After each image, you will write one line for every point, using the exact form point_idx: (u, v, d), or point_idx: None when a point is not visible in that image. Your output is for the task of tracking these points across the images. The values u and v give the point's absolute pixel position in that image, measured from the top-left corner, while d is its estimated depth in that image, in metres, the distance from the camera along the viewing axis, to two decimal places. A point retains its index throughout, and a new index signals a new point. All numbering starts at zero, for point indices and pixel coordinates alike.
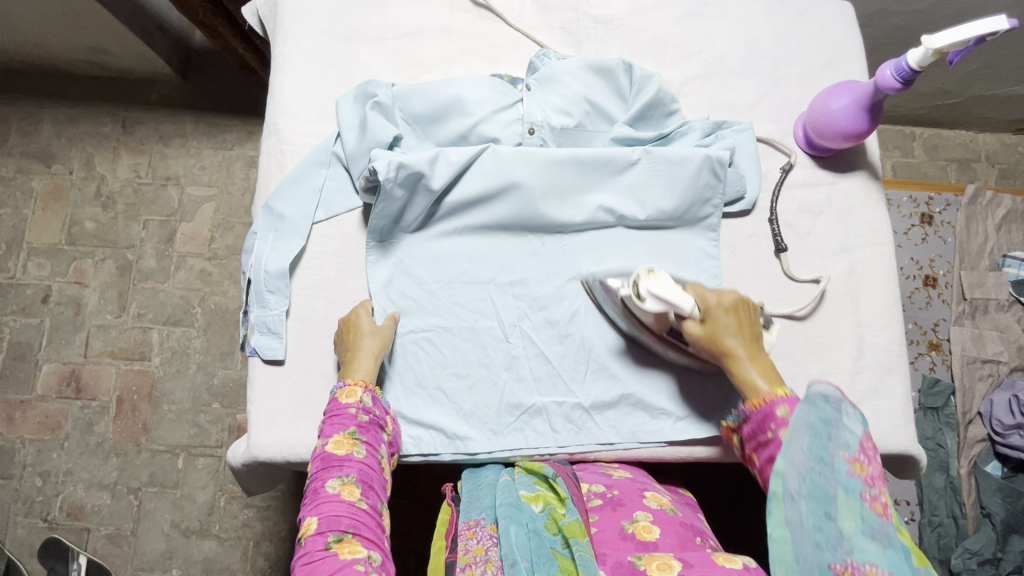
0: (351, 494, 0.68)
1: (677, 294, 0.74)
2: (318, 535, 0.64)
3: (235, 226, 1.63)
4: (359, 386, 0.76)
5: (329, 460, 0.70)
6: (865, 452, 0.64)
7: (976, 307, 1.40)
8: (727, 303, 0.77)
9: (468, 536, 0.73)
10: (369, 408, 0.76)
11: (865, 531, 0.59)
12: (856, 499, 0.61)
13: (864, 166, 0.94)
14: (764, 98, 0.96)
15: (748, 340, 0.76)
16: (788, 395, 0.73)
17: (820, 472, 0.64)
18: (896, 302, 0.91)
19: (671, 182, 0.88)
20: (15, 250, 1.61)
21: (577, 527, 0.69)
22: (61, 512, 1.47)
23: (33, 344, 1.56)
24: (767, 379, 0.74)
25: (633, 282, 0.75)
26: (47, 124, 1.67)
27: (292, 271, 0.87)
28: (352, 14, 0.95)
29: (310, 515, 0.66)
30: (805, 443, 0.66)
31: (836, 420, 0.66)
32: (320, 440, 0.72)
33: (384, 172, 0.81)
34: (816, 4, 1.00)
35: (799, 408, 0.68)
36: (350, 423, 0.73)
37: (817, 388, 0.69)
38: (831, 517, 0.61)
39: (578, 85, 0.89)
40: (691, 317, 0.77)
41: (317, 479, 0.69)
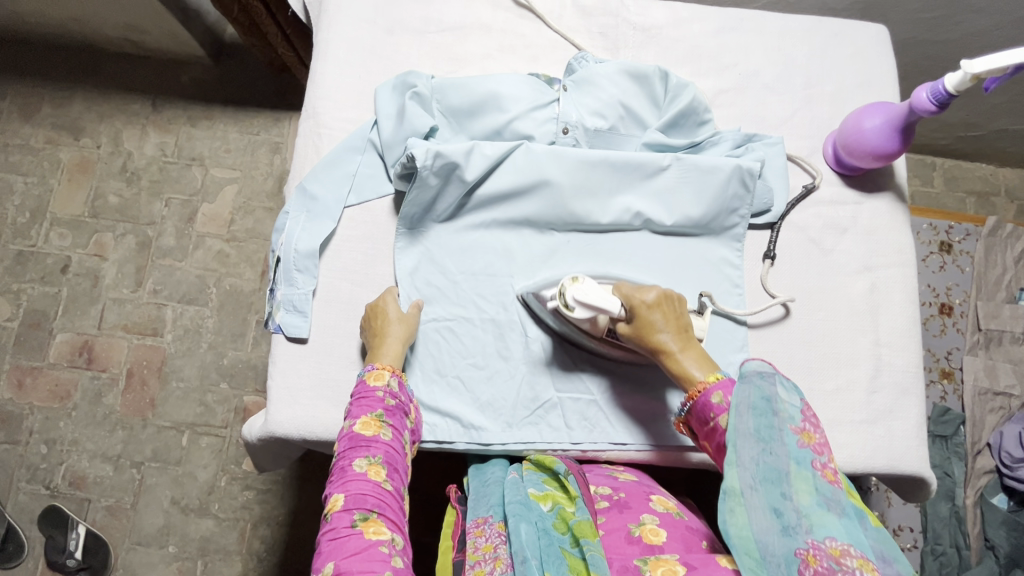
0: (377, 474, 0.69)
1: (602, 297, 0.76)
2: (344, 512, 0.65)
3: (254, 210, 1.65)
4: (387, 370, 0.77)
5: (356, 441, 0.71)
6: (809, 421, 0.64)
7: (991, 338, 1.40)
8: (650, 296, 0.76)
9: (477, 534, 0.73)
10: (395, 393, 0.77)
11: (820, 502, 0.59)
12: (809, 471, 0.61)
13: (890, 188, 0.95)
14: (795, 114, 0.97)
15: (679, 331, 0.75)
16: (721, 380, 0.69)
17: (771, 451, 0.62)
18: (915, 325, 0.92)
19: (700, 189, 0.89)
20: (38, 219, 1.63)
21: (587, 526, 0.69)
22: (63, 481, 1.48)
23: (48, 313, 1.58)
24: (702, 368, 0.71)
25: (560, 291, 0.78)
26: (79, 98, 1.70)
27: (321, 252, 0.88)
28: (396, 7, 0.97)
29: (337, 492, 0.67)
30: (754, 425, 0.63)
31: (778, 394, 0.65)
32: (347, 421, 0.73)
33: (421, 159, 0.83)
34: (852, 26, 1.01)
35: (740, 388, 0.66)
36: (377, 406, 0.74)
37: (752, 365, 0.68)
38: (788, 497, 0.60)
39: (614, 89, 0.91)
40: (620, 319, 0.78)
41: (344, 458, 0.69)
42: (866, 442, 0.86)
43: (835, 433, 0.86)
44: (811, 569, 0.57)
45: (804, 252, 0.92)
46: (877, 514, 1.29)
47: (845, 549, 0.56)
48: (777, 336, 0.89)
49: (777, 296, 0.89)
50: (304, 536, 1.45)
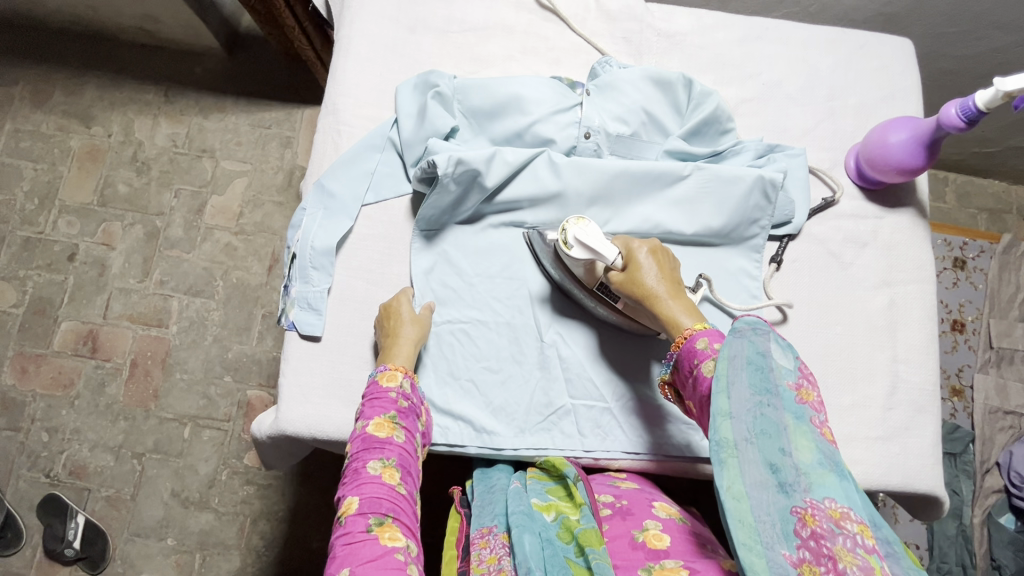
0: (392, 478, 0.68)
1: (600, 242, 0.76)
2: (359, 516, 0.64)
3: (264, 203, 1.65)
4: (400, 372, 0.76)
5: (371, 442, 0.70)
6: (805, 378, 0.61)
7: (1002, 356, 1.39)
8: (646, 247, 0.76)
9: (481, 545, 0.71)
10: (408, 394, 0.76)
11: (819, 459, 0.56)
12: (807, 428, 0.58)
13: (912, 203, 0.94)
14: (818, 126, 0.96)
15: (669, 281, 0.74)
16: (708, 329, 0.67)
17: (768, 405, 0.59)
18: (933, 342, 0.91)
19: (721, 199, 0.88)
20: (47, 206, 1.63)
21: (592, 534, 0.68)
22: (64, 470, 1.47)
23: (54, 300, 1.57)
24: (690, 316, 0.70)
25: (563, 230, 0.78)
26: (91, 86, 1.70)
27: (337, 249, 0.88)
28: (420, 5, 0.97)
29: (351, 495, 0.66)
30: (750, 377, 0.59)
31: (773, 349, 0.62)
32: (360, 421, 0.72)
33: (442, 166, 0.82)
34: (877, 39, 1.00)
35: (735, 340, 0.62)
36: (391, 407, 0.73)
37: (744, 321, 0.64)
38: (786, 454, 0.56)
39: (637, 95, 0.90)
40: (613, 268, 0.77)
41: (358, 461, 0.69)
42: (880, 459, 0.85)
43: (850, 449, 0.85)
44: (807, 529, 0.53)
45: (823, 265, 0.92)
46: None
47: (845, 512, 0.53)
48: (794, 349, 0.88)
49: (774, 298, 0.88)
50: (304, 533, 1.44)
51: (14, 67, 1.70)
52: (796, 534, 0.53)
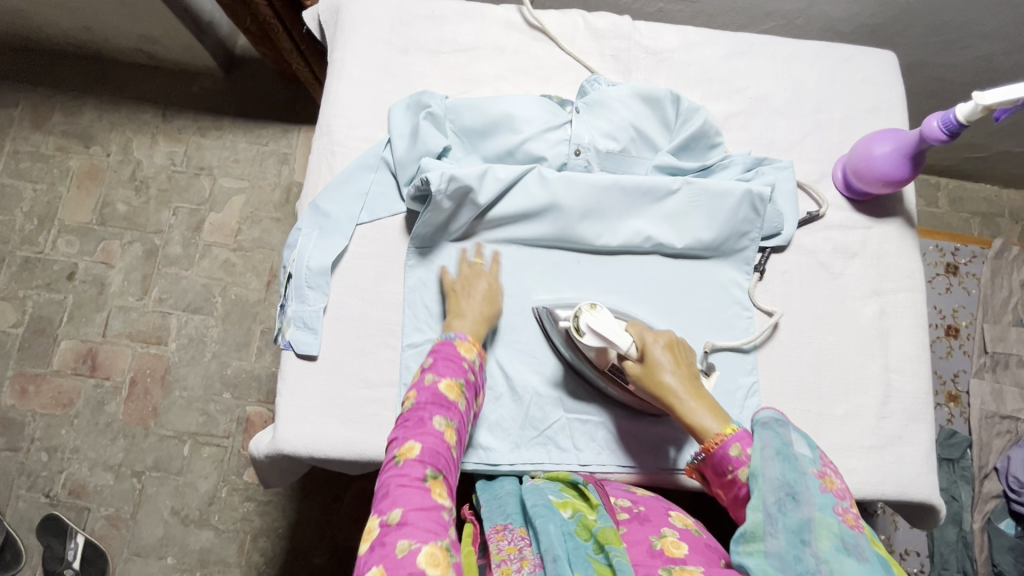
0: (451, 438, 0.69)
1: (615, 330, 0.75)
2: (419, 462, 0.65)
3: (262, 220, 1.66)
4: (477, 348, 0.77)
5: (438, 398, 0.70)
6: (828, 467, 0.65)
7: (997, 361, 1.40)
8: (663, 340, 0.75)
9: (498, 538, 0.72)
10: (476, 370, 0.77)
11: (842, 547, 0.58)
12: (829, 515, 0.60)
13: (899, 213, 0.96)
14: (805, 139, 0.98)
15: (688, 379, 0.74)
16: (738, 431, 0.69)
17: (794, 495, 0.62)
18: (924, 350, 0.92)
19: (710, 213, 0.89)
20: (46, 226, 1.64)
21: (611, 532, 0.68)
22: (63, 489, 1.48)
23: (53, 319, 1.58)
24: (716, 419, 0.71)
25: (576, 314, 0.77)
26: (90, 107, 1.72)
27: (333, 268, 0.89)
28: (411, 27, 0.99)
29: (413, 439, 0.67)
30: (778, 470, 0.64)
31: (796, 441, 0.67)
32: (429, 374, 0.72)
33: (436, 183, 0.83)
34: (861, 53, 1.02)
35: (761, 433, 0.67)
36: (461, 373, 0.74)
37: (766, 414, 0.69)
38: (809, 544, 0.59)
39: (626, 112, 0.91)
40: (629, 357, 0.75)
41: (424, 410, 0.69)
42: (875, 468, 0.86)
43: (845, 458, 0.86)
44: None
45: (813, 275, 0.93)
46: (883, 538, 1.28)
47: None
48: (788, 361, 0.89)
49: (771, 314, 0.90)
50: (304, 550, 1.44)
51: (13, 91, 1.73)
52: None
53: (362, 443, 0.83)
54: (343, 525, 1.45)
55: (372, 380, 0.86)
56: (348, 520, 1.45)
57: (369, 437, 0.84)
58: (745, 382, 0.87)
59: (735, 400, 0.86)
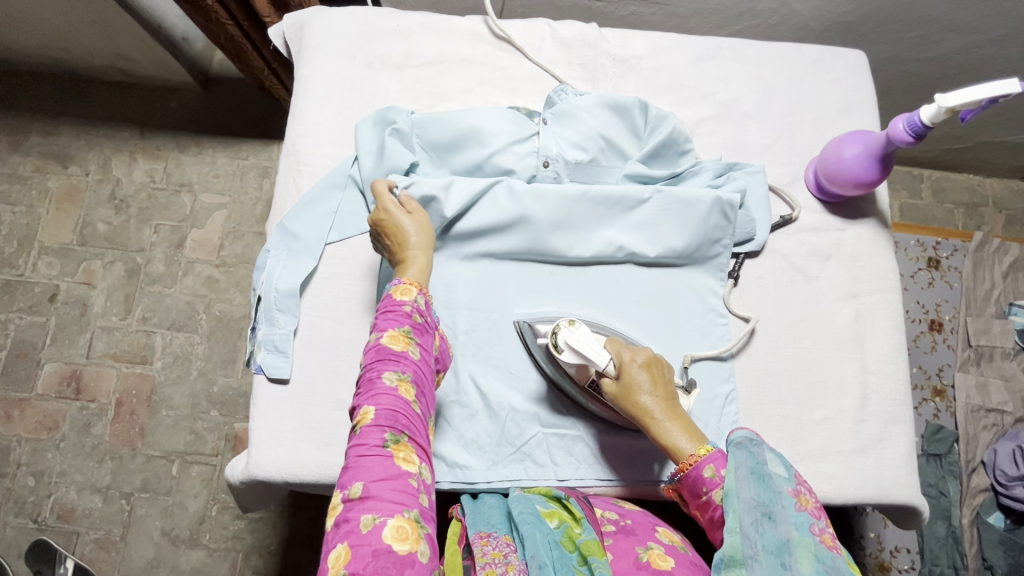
0: (406, 392, 0.66)
1: (594, 348, 0.74)
2: (375, 427, 0.62)
3: (244, 235, 1.65)
4: (415, 286, 0.73)
5: (385, 354, 0.67)
6: (804, 485, 0.64)
7: (982, 354, 1.40)
8: (640, 358, 0.74)
9: (482, 543, 0.69)
10: (422, 311, 0.72)
11: (822, 570, 0.57)
12: (808, 537, 0.59)
13: (873, 214, 0.95)
14: (776, 142, 0.97)
15: (666, 399, 0.73)
16: (712, 452, 0.67)
17: (771, 517, 0.61)
18: (901, 351, 0.91)
19: (681, 220, 0.89)
20: (26, 248, 1.62)
21: (594, 544, 0.67)
22: (51, 514, 1.46)
23: (36, 342, 1.57)
24: (690, 439, 0.70)
25: (554, 331, 0.77)
26: (67, 126, 1.70)
27: (303, 290, 0.88)
28: (376, 42, 0.98)
29: (367, 404, 0.64)
30: (753, 490, 0.63)
31: (770, 460, 0.65)
32: (373, 333, 0.69)
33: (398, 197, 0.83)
34: (830, 53, 1.02)
35: (734, 454, 0.66)
36: (405, 322, 0.70)
37: (740, 433, 0.68)
38: (789, 568, 0.58)
39: (594, 121, 0.91)
40: (607, 375, 0.75)
41: (373, 370, 0.66)
42: (855, 472, 0.85)
43: (824, 463, 0.85)
44: None
45: (788, 279, 0.92)
46: (873, 536, 1.28)
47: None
48: (763, 366, 0.89)
49: (748, 320, 0.89)
50: (295, 567, 1.43)
51: None
52: None
53: (336, 466, 0.82)
54: None
55: (345, 402, 0.85)
56: None
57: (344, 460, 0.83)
58: (723, 390, 0.86)
59: (713, 408, 0.86)
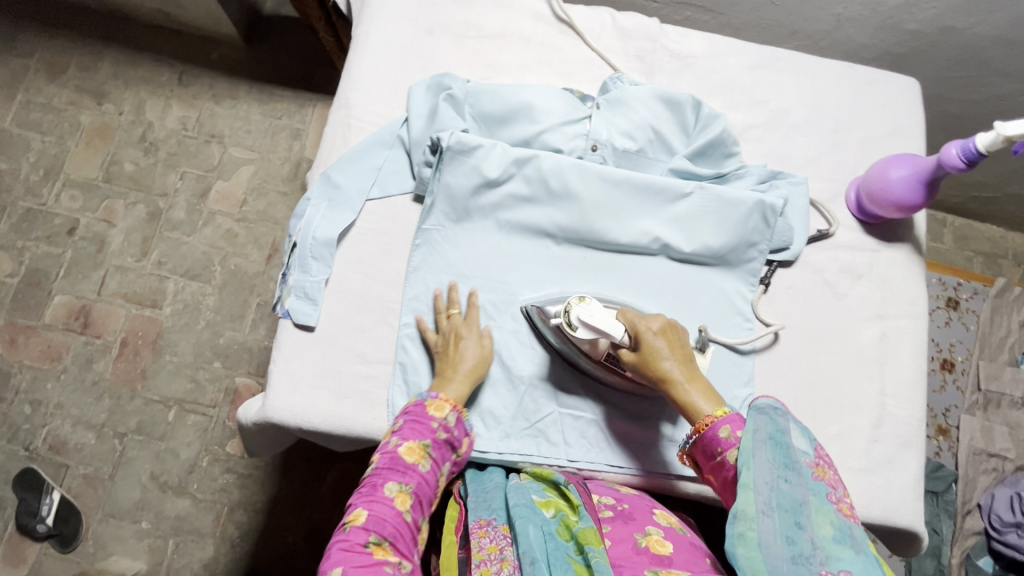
0: (402, 503, 0.69)
1: (607, 321, 0.75)
2: (362, 529, 0.66)
3: (268, 192, 1.65)
4: (449, 404, 0.77)
5: (396, 463, 0.72)
6: (822, 456, 0.65)
7: (990, 400, 1.40)
8: (657, 325, 0.75)
9: (480, 535, 0.71)
10: (450, 427, 0.76)
11: (837, 537, 0.58)
12: (824, 504, 0.61)
13: (908, 239, 0.96)
14: (821, 157, 0.98)
15: (683, 363, 0.73)
16: (729, 414, 0.68)
17: (789, 480, 0.62)
18: (921, 377, 0.92)
19: (720, 219, 0.89)
20: (51, 178, 1.63)
21: (591, 533, 0.67)
22: (43, 444, 1.46)
23: (50, 273, 1.57)
24: (709, 400, 0.70)
25: (566, 308, 0.79)
26: (106, 63, 1.71)
27: (339, 242, 0.88)
28: (438, 9, 0.98)
29: (361, 506, 0.68)
30: (771, 454, 0.63)
31: (792, 429, 0.66)
32: (395, 437, 0.74)
33: (447, 143, 0.85)
34: (884, 76, 1.02)
35: (755, 418, 0.65)
36: (427, 435, 0.74)
37: (763, 401, 0.67)
38: (804, 528, 0.59)
39: (646, 112, 0.91)
40: (623, 346, 0.76)
41: (378, 477, 0.71)
42: (863, 491, 0.85)
43: None
44: None
45: (818, 293, 0.92)
46: None
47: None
48: (784, 376, 0.89)
49: (770, 326, 0.89)
50: (279, 526, 1.42)
51: (32, 39, 1.72)
52: None
53: (352, 417, 0.83)
54: (321, 504, 1.44)
55: (367, 357, 0.85)
56: (327, 500, 1.44)
57: (359, 413, 0.83)
58: (739, 393, 0.86)
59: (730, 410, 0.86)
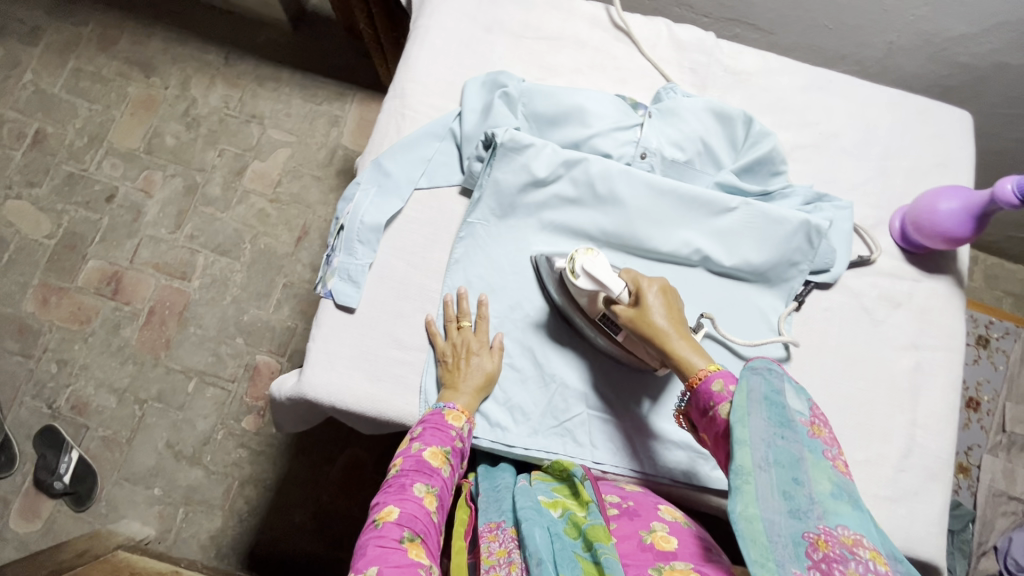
0: (431, 503, 0.70)
1: (608, 275, 0.76)
2: (396, 525, 0.66)
3: (303, 175, 1.68)
4: (464, 415, 0.79)
5: (422, 466, 0.72)
6: (817, 416, 0.62)
7: (1013, 442, 1.39)
8: (656, 285, 0.74)
9: (490, 539, 0.72)
10: (464, 437, 0.78)
11: (835, 493, 0.56)
12: (821, 460, 0.58)
13: (950, 272, 0.95)
14: (867, 182, 0.97)
15: (677, 321, 0.72)
16: (722, 369, 0.66)
17: (786, 437, 0.59)
18: (953, 411, 0.91)
19: (764, 236, 0.90)
20: (95, 145, 1.67)
21: (601, 531, 0.67)
22: (66, 404, 1.49)
23: (86, 238, 1.61)
24: (701, 356, 0.69)
25: (571, 259, 0.79)
26: (157, 38, 1.76)
27: (385, 228, 0.90)
28: (498, 8, 1.00)
29: (392, 504, 0.68)
30: (767, 413, 0.60)
31: (787, 389, 0.62)
32: (417, 442, 0.75)
33: (502, 140, 0.87)
34: (937, 106, 1.02)
35: (750, 378, 0.62)
36: (448, 442, 0.76)
37: (759, 360, 0.64)
38: (802, 483, 0.56)
39: (697, 124, 0.92)
40: (621, 301, 0.75)
41: (406, 477, 0.71)
42: (887, 519, 0.85)
43: None
44: (820, 553, 0.53)
45: (854, 318, 0.92)
46: None
47: (859, 539, 0.53)
48: (815, 397, 0.89)
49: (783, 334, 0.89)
50: (288, 505, 1.44)
51: (88, 10, 1.77)
52: (807, 557, 0.53)
53: (385, 400, 0.84)
54: (330, 487, 1.46)
55: (404, 342, 0.87)
56: (336, 484, 1.46)
57: (392, 397, 0.85)
58: None
59: None
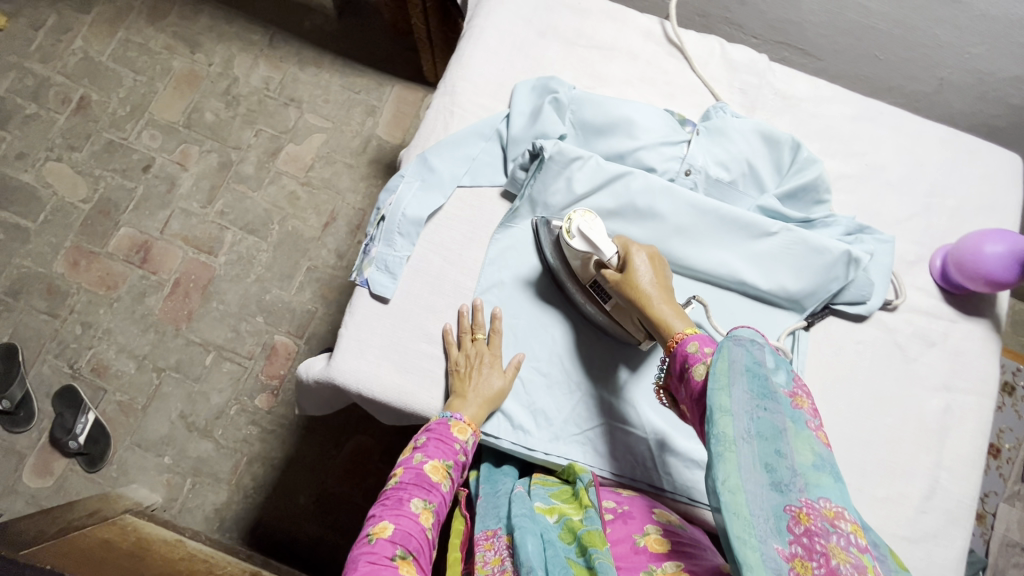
0: (427, 521, 0.69)
1: (602, 238, 0.76)
2: (389, 542, 0.64)
3: (335, 162, 1.69)
4: (470, 428, 0.78)
5: (422, 480, 0.72)
6: (801, 387, 0.57)
7: None
8: (645, 252, 0.74)
9: (486, 547, 0.72)
10: (467, 451, 0.78)
11: (819, 465, 0.52)
12: (805, 430, 0.54)
13: (988, 316, 0.94)
14: (911, 218, 0.97)
15: (663, 288, 0.71)
16: (700, 332, 0.63)
17: (768, 408, 0.54)
18: (980, 457, 0.90)
19: (803, 265, 0.89)
20: (136, 115, 1.70)
21: (596, 536, 0.66)
22: (87, 365, 1.52)
23: (119, 205, 1.64)
24: (681, 320, 0.66)
25: (567, 220, 0.78)
26: (205, 15, 1.79)
27: (426, 221, 0.91)
28: (553, 13, 1.01)
29: (388, 519, 0.66)
30: (747, 386, 0.55)
31: (769, 360, 0.57)
32: (418, 454, 0.74)
33: (549, 150, 0.88)
34: (987, 147, 1.01)
35: (731, 349, 0.57)
36: (450, 456, 0.75)
37: (742, 332, 0.59)
38: (785, 455, 0.52)
39: (745, 145, 0.92)
40: (610, 266, 0.76)
41: (404, 492, 0.70)
42: (904, 559, 0.84)
43: None
44: (801, 527, 0.49)
45: (886, 353, 0.91)
46: None
47: (841, 512, 0.50)
48: (841, 429, 0.88)
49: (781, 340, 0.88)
50: (293, 485, 1.45)
51: None
52: (788, 530, 0.50)
53: (411, 392, 0.85)
54: (337, 472, 1.47)
55: (434, 336, 0.87)
56: (343, 469, 1.47)
57: (418, 389, 0.85)
58: None
59: None
